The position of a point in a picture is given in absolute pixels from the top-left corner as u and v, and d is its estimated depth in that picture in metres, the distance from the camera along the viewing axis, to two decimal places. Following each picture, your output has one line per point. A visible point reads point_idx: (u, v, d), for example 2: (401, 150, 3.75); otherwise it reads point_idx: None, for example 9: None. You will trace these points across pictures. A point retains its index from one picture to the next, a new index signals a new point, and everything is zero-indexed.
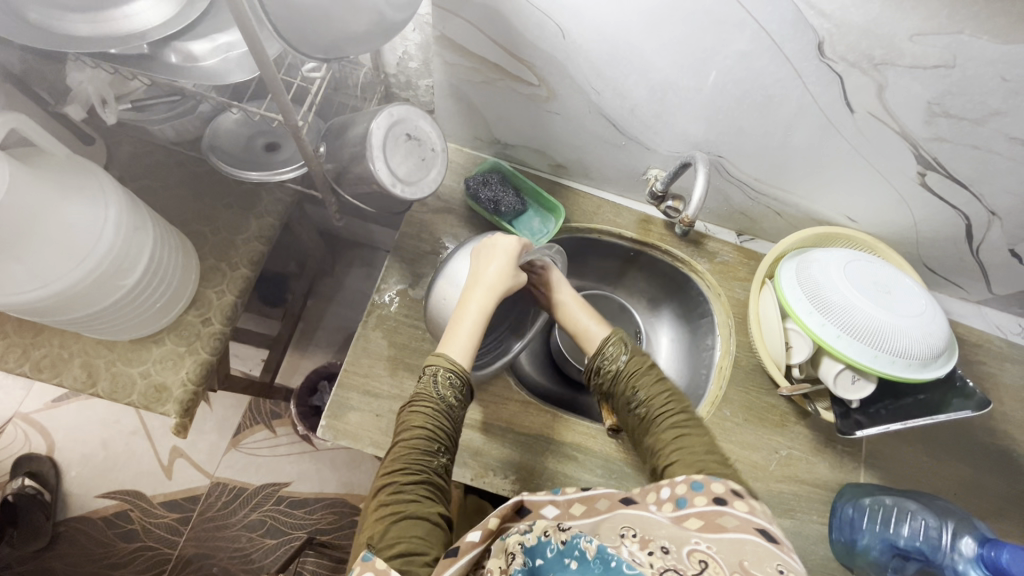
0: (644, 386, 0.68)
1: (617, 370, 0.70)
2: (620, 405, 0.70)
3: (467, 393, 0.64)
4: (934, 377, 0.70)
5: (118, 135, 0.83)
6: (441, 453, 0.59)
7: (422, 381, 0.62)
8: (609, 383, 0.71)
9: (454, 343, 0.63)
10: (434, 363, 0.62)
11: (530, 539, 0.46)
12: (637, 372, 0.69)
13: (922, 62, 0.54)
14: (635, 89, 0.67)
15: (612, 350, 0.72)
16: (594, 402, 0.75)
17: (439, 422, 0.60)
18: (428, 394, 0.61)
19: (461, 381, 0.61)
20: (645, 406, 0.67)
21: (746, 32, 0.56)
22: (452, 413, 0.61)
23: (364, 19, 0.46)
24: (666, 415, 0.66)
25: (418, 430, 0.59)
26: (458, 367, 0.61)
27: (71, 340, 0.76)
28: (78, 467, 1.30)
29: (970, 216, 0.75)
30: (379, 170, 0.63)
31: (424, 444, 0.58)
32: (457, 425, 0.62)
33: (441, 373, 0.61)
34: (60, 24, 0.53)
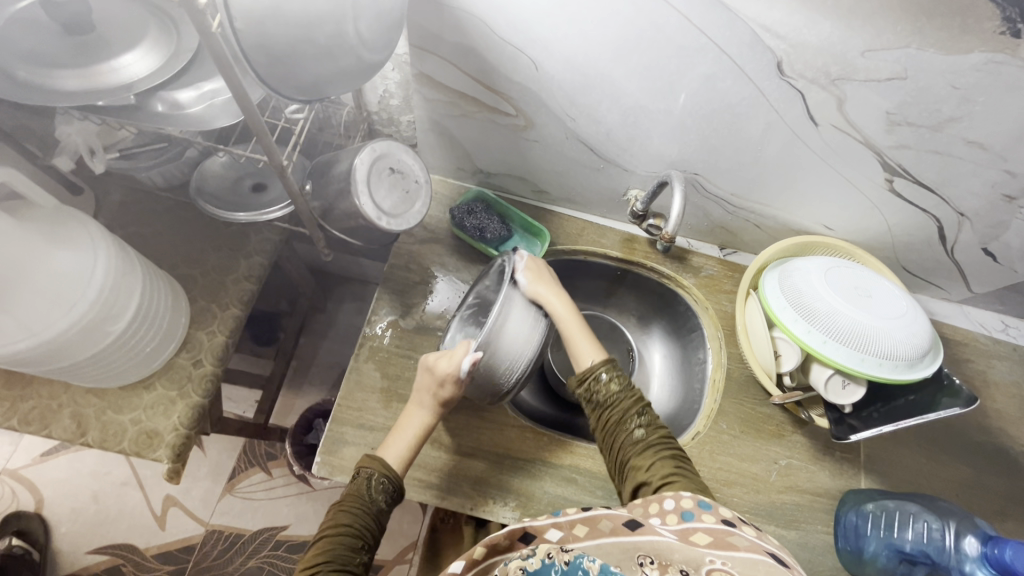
0: (648, 414, 0.68)
1: (621, 390, 0.69)
2: (614, 423, 0.67)
3: (397, 498, 0.65)
4: (921, 376, 0.71)
5: (106, 184, 0.84)
6: (364, 552, 0.59)
7: (353, 482, 0.63)
8: (608, 398, 0.69)
9: (392, 449, 0.67)
10: (370, 465, 0.64)
11: (532, 564, 0.42)
12: (643, 406, 0.68)
13: (876, 76, 0.57)
14: (608, 114, 0.70)
15: (618, 374, 0.70)
16: (603, 374, 0.70)
17: (365, 520, 0.60)
18: (356, 494, 0.62)
19: (391, 480, 0.63)
20: (643, 432, 0.66)
21: (709, 55, 0.59)
22: (379, 514, 0.62)
23: (343, 61, 0.47)
24: (664, 446, 0.64)
25: (344, 527, 0.58)
26: (391, 468, 0.64)
27: (60, 390, 0.75)
28: (67, 523, 1.26)
29: (941, 218, 0.77)
30: (364, 205, 0.64)
31: (351, 541, 0.58)
32: (381, 528, 0.62)
33: (375, 474, 0.63)
34: (49, 80, 0.54)
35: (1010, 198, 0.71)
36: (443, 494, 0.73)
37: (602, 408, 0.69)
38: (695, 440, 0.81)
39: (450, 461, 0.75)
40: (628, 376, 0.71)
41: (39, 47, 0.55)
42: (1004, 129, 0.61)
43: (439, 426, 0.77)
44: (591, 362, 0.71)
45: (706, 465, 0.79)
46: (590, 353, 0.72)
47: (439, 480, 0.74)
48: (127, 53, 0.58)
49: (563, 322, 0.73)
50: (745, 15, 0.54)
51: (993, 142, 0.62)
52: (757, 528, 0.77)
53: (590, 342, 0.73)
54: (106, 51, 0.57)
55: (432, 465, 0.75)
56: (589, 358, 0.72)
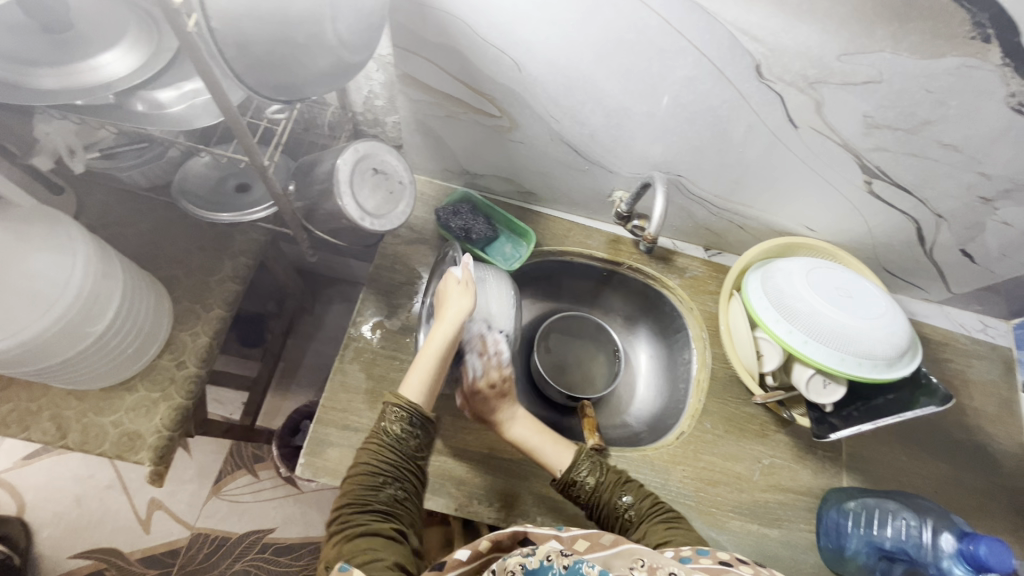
0: (629, 491, 0.69)
1: (599, 482, 0.69)
2: (603, 514, 0.68)
3: (422, 425, 0.65)
4: (899, 375, 0.72)
5: (88, 184, 0.83)
6: (389, 484, 0.59)
7: (376, 422, 0.64)
8: (590, 496, 0.68)
9: (411, 382, 0.67)
10: (387, 401, 0.65)
11: (532, 561, 0.44)
12: (623, 483, 0.69)
13: (853, 79, 0.58)
14: (591, 116, 0.70)
15: (591, 465, 0.70)
16: (577, 476, 0.69)
17: (381, 454, 0.60)
18: (376, 433, 0.63)
19: (408, 409, 0.64)
20: (633, 509, 0.67)
21: (689, 58, 0.59)
22: (400, 444, 0.62)
23: (322, 61, 0.47)
24: (655, 515, 0.66)
25: (364, 466, 0.60)
26: (405, 399, 0.65)
27: (40, 393, 0.74)
28: (50, 528, 1.25)
29: (920, 219, 0.78)
30: (347, 205, 0.64)
31: (371, 477, 0.59)
32: (408, 455, 0.62)
33: (390, 406, 0.64)
34: (25, 79, 0.54)
35: (985, 200, 0.72)
36: (428, 495, 0.73)
37: (588, 504, 0.68)
38: (679, 439, 0.82)
39: (435, 463, 0.75)
40: (599, 458, 0.71)
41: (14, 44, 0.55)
42: (978, 132, 0.62)
43: None
44: (562, 470, 0.70)
45: (690, 465, 0.80)
46: (557, 454, 0.73)
47: (423, 480, 0.74)
48: (106, 51, 0.57)
49: (528, 437, 0.74)
50: (723, 18, 0.54)
51: (967, 145, 0.64)
52: (740, 526, 0.77)
53: (557, 447, 0.73)
54: (84, 50, 0.57)
55: None
56: (558, 466, 0.71)
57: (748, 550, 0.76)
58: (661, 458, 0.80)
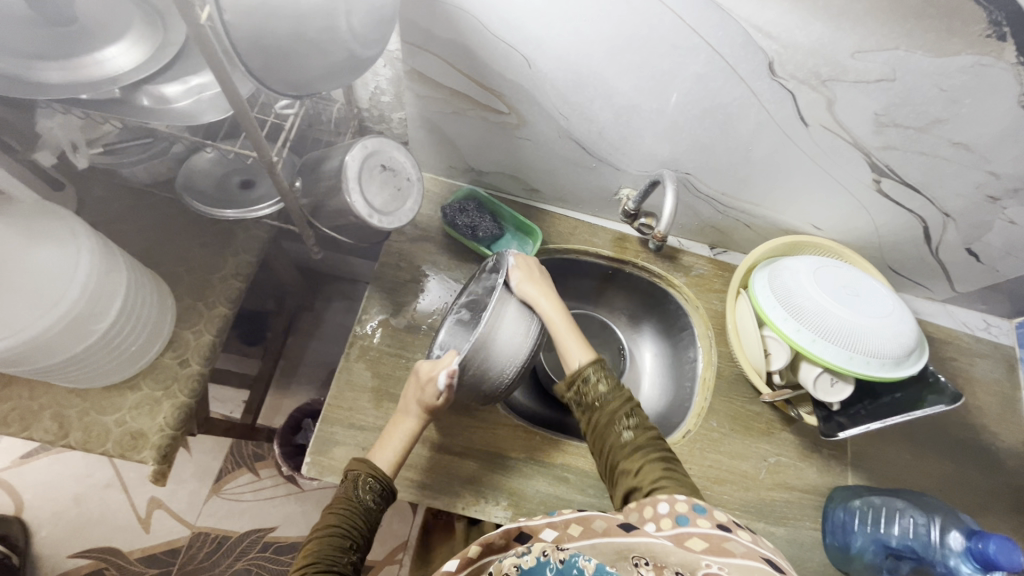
0: (637, 414, 0.66)
1: (610, 392, 0.68)
2: (602, 424, 0.66)
3: (388, 498, 0.64)
4: (907, 374, 0.72)
5: (89, 179, 0.82)
6: (353, 551, 0.58)
7: (343, 485, 0.63)
8: (596, 400, 0.68)
9: (384, 454, 0.66)
10: (357, 468, 0.64)
11: (527, 561, 0.43)
12: (632, 406, 0.67)
13: (865, 77, 0.57)
14: (600, 113, 0.69)
15: (607, 375, 0.69)
16: (590, 376, 0.69)
17: (352, 519, 0.60)
18: (344, 497, 0.61)
19: (382, 483, 0.63)
20: (631, 435, 0.64)
21: (701, 55, 0.59)
22: (368, 515, 0.61)
23: (334, 56, 0.47)
24: (653, 448, 0.63)
25: (332, 528, 0.58)
26: (380, 471, 0.63)
27: (41, 391, 0.73)
28: (48, 527, 1.23)
29: (927, 218, 0.78)
30: (355, 202, 0.64)
31: (338, 540, 0.58)
32: (373, 527, 0.62)
33: (363, 477, 0.62)
34: (30, 72, 0.53)
35: (993, 199, 0.72)
36: (435, 494, 0.73)
37: (593, 411, 0.68)
38: (685, 438, 0.82)
39: (442, 461, 0.75)
40: (617, 379, 0.70)
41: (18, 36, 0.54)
42: (989, 131, 0.62)
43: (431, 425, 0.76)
44: (580, 362, 0.70)
45: (697, 463, 0.80)
46: (579, 351, 0.71)
47: (430, 479, 0.74)
48: (112, 45, 0.56)
49: (555, 323, 0.71)
50: (737, 15, 0.54)
51: (977, 144, 0.64)
52: (746, 525, 0.77)
53: (578, 341, 0.72)
54: (91, 43, 0.56)
55: (423, 465, 0.74)
56: (578, 358, 0.71)
57: None
58: None
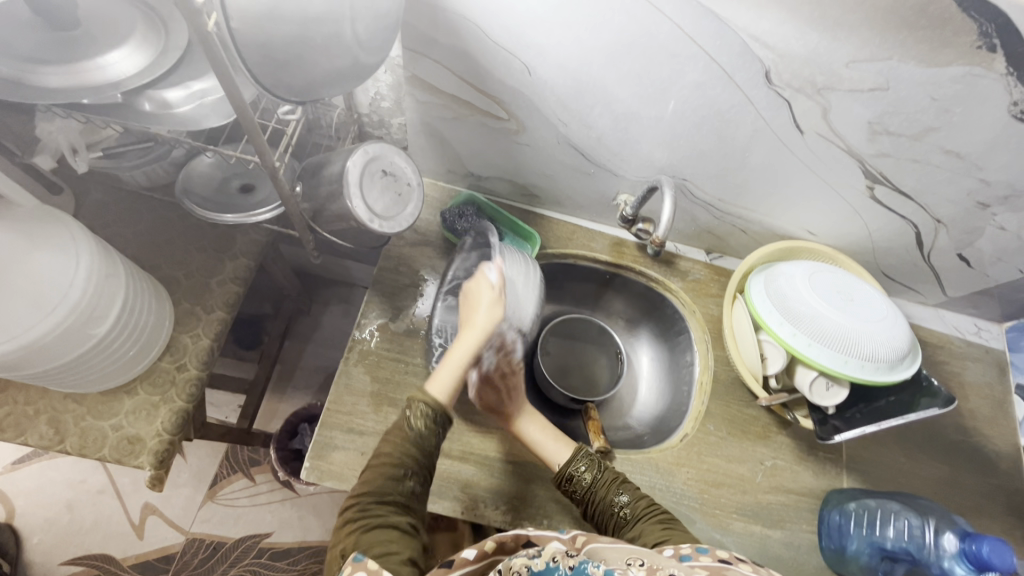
0: (626, 489, 0.67)
1: (596, 479, 0.69)
2: (600, 512, 0.67)
3: (444, 427, 0.61)
4: (902, 378, 0.73)
5: (87, 183, 0.82)
6: (408, 480, 0.56)
7: (398, 417, 0.61)
8: (586, 492, 0.68)
9: (440, 378, 0.62)
10: (413, 396, 0.61)
11: (537, 563, 0.44)
12: (621, 483, 0.68)
13: (859, 86, 0.59)
14: (599, 119, 0.70)
15: (591, 461, 0.70)
16: (575, 471, 0.69)
17: (404, 450, 0.58)
18: (398, 427, 0.60)
19: (433, 408, 0.60)
20: (629, 508, 0.65)
21: (699, 64, 0.60)
22: (422, 442, 0.59)
23: (338, 62, 0.47)
24: (652, 514, 0.64)
25: (384, 458, 0.57)
26: (434, 397, 0.60)
27: (37, 396, 0.73)
28: (40, 533, 1.22)
29: (919, 224, 0.79)
30: (357, 207, 0.64)
31: (390, 469, 0.56)
32: (431, 455, 0.59)
33: (415, 403, 0.60)
34: (31, 77, 0.53)
35: (984, 205, 0.73)
36: (434, 498, 0.73)
37: (587, 502, 0.68)
38: (683, 442, 0.82)
39: (441, 466, 0.75)
40: (600, 461, 0.71)
41: (21, 42, 0.54)
42: (980, 139, 0.63)
43: None
44: (560, 465, 0.70)
45: (694, 466, 0.80)
46: (562, 454, 0.72)
47: (429, 484, 0.74)
48: (114, 50, 0.56)
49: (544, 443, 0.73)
50: (734, 24, 0.55)
51: (968, 151, 0.65)
52: (743, 528, 0.78)
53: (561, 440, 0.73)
54: (93, 48, 0.56)
55: None
56: (557, 461, 0.71)
57: (751, 550, 0.76)
58: (664, 461, 0.80)
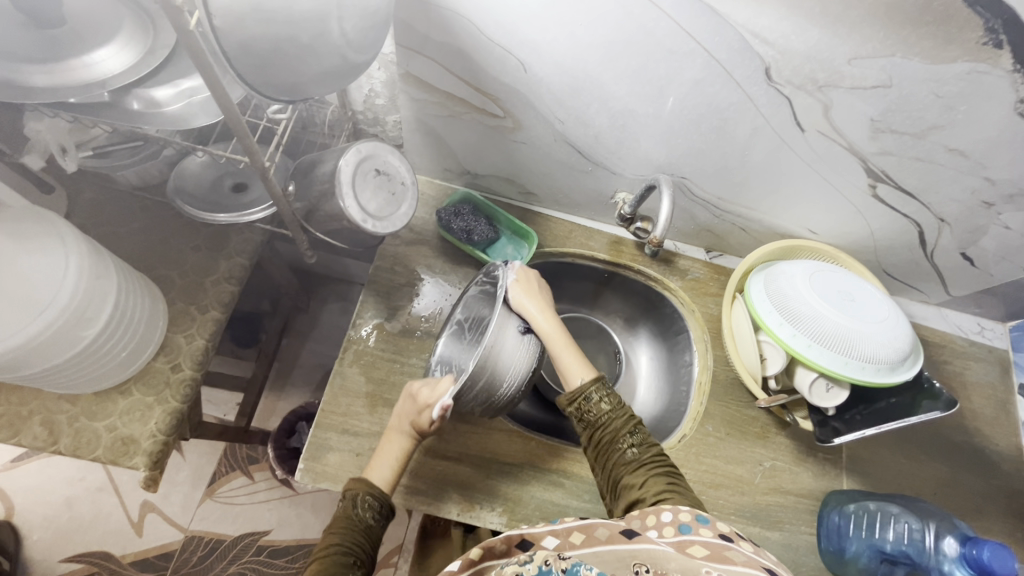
0: (640, 433, 0.65)
1: (613, 411, 0.66)
2: (607, 442, 0.64)
3: (387, 514, 0.64)
4: (903, 379, 0.73)
5: (79, 182, 0.81)
6: (357, 567, 0.58)
7: (342, 505, 0.62)
8: (599, 418, 0.66)
9: (379, 469, 0.66)
10: (355, 487, 0.63)
11: (529, 569, 0.43)
12: (635, 424, 0.66)
13: (861, 83, 0.57)
14: (596, 116, 0.69)
15: (609, 394, 0.67)
16: (593, 395, 0.67)
17: (354, 537, 0.59)
18: (343, 516, 0.61)
19: (379, 500, 0.63)
20: (636, 451, 0.63)
21: (698, 60, 0.58)
22: (370, 532, 0.61)
23: (327, 60, 0.46)
24: (657, 464, 0.61)
25: (333, 546, 0.58)
26: (377, 487, 0.63)
27: (30, 397, 0.72)
28: (40, 531, 1.22)
29: (922, 223, 0.78)
30: (349, 207, 0.63)
31: (341, 557, 0.57)
32: (375, 543, 0.62)
33: (360, 496, 0.62)
34: (16, 75, 0.52)
35: (988, 204, 0.72)
36: (430, 500, 0.73)
37: (594, 429, 0.66)
38: (681, 443, 0.81)
39: (437, 467, 0.74)
40: (620, 399, 0.68)
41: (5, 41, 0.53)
42: (985, 137, 0.62)
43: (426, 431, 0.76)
44: (583, 379, 0.69)
45: (692, 468, 0.80)
46: (579, 370, 0.70)
47: (425, 485, 0.73)
48: (101, 48, 0.56)
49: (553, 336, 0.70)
50: (733, 20, 0.53)
51: (973, 149, 0.64)
52: (742, 529, 0.77)
53: (576, 356, 0.70)
54: (79, 46, 0.55)
55: (419, 470, 0.74)
56: (579, 375, 0.69)
57: None
58: None
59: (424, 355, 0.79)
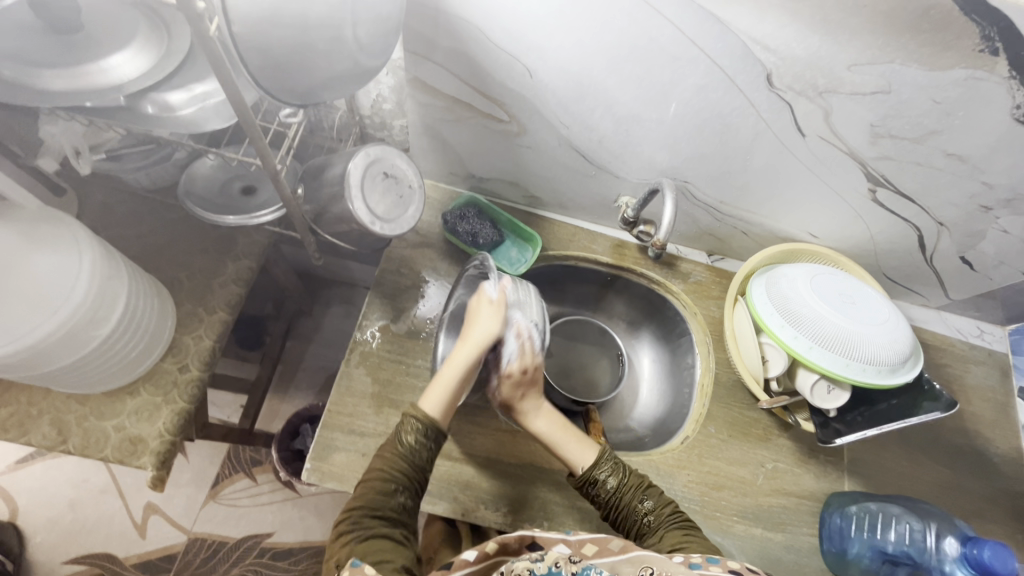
0: (651, 495, 0.67)
1: (620, 485, 0.67)
2: (622, 516, 0.66)
3: (437, 439, 0.64)
4: (903, 381, 0.73)
5: (90, 185, 0.83)
6: (399, 493, 0.59)
7: (393, 431, 0.64)
8: (609, 497, 0.67)
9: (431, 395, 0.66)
10: (405, 412, 0.65)
11: (540, 568, 0.45)
12: (644, 488, 0.67)
13: (861, 89, 0.58)
14: (600, 121, 0.70)
15: (614, 467, 0.68)
16: (598, 476, 0.67)
17: (396, 463, 0.60)
18: (391, 442, 0.63)
19: (423, 423, 0.63)
20: (652, 514, 0.65)
21: (701, 67, 0.60)
22: (416, 456, 0.62)
23: (340, 65, 0.47)
24: (673, 521, 0.64)
25: (376, 472, 0.59)
26: (426, 413, 0.64)
27: (40, 397, 0.73)
28: (43, 533, 1.23)
29: (921, 227, 0.79)
30: (358, 209, 0.64)
31: (382, 483, 0.58)
32: (423, 468, 0.62)
33: (407, 419, 0.63)
34: (34, 79, 0.53)
35: (986, 208, 0.73)
36: (435, 500, 0.73)
37: (607, 507, 0.67)
38: (684, 444, 0.82)
39: (443, 467, 0.75)
40: (623, 464, 0.69)
41: (24, 47, 0.54)
42: (983, 142, 0.63)
43: None
44: (583, 468, 0.68)
45: (695, 469, 0.80)
46: (579, 455, 0.70)
47: (430, 485, 0.74)
48: (116, 53, 0.56)
49: (551, 433, 0.72)
50: (736, 28, 0.55)
51: (971, 154, 0.65)
52: (744, 530, 0.78)
53: (580, 445, 0.71)
54: (96, 52, 0.56)
55: None
56: (579, 464, 0.69)
57: (752, 553, 0.76)
58: (666, 463, 0.80)
59: (429, 356, 0.80)
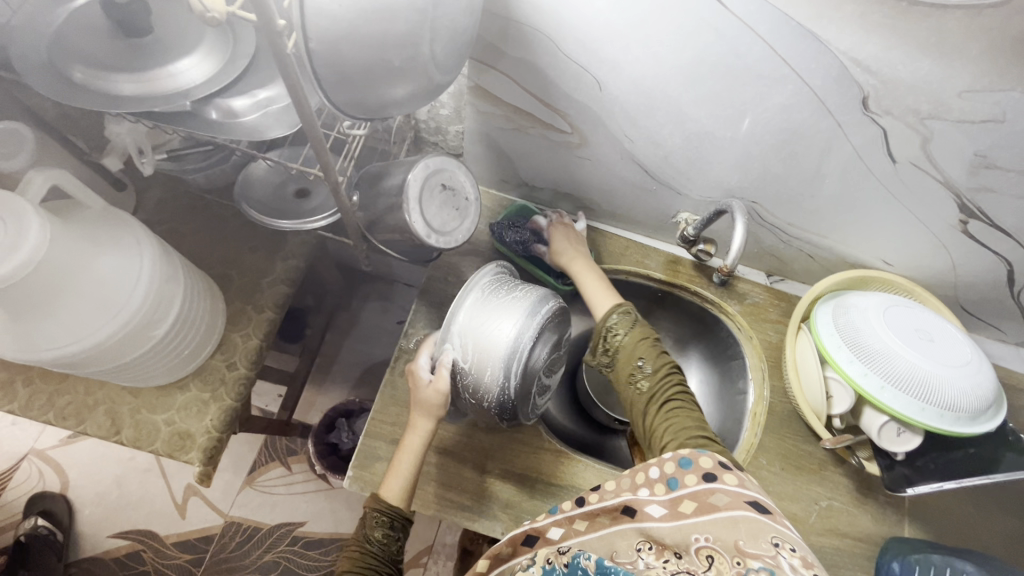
0: (650, 360, 0.65)
1: (624, 345, 0.68)
2: (623, 377, 0.67)
3: (402, 525, 0.65)
4: (984, 430, 0.68)
5: (148, 181, 0.84)
6: None
7: (354, 529, 0.65)
8: (616, 351, 0.68)
9: (391, 484, 0.66)
10: (365, 506, 0.65)
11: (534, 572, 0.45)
12: (644, 352, 0.66)
13: (970, 117, 0.53)
14: (669, 137, 0.66)
15: (624, 323, 0.69)
16: (610, 329, 0.69)
17: (364, 561, 0.61)
18: (355, 539, 0.63)
19: (385, 516, 0.64)
20: (648, 382, 0.65)
21: (789, 87, 0.56)
22: (384, 549, 0.63)
23: (415, 82, 0.45)
24: (668, 391, 0.63)
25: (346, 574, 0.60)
26: (387, 506, 0.64)
27: (96, 387, 0.75)
28: (91, 506, 1.28)
29: (1013, 261, 0.73)
30: (415, 222, 0.62)
31: None
32: (394, 557, 0.64)
33: (368, 514, 0.64)
34: (103, 83, 0.54)
35: None
36: (476, 517, 0.72)
37: (613, 361, 0.69)
38: None
39: (483, 483, 0.74)
40: (638, 322, 0.69)
41: (95, 52, 0.55)
42: None
43: (473, 445, 0.75)
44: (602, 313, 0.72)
45: None
46: (602, 301, 0.73)
47: (471, 501, 0.73)
48: (184, 58, 0.56)
49: (585, 284, 0.75)
50: (836, 48, 0.50)
51: None
52: None
53: (602, 292, 0.73)
54: (164, 57, 0.56)
55: (463, 485, 0.73)
56: (601, 309, 0.72)
57: None
58: None
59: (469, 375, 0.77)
